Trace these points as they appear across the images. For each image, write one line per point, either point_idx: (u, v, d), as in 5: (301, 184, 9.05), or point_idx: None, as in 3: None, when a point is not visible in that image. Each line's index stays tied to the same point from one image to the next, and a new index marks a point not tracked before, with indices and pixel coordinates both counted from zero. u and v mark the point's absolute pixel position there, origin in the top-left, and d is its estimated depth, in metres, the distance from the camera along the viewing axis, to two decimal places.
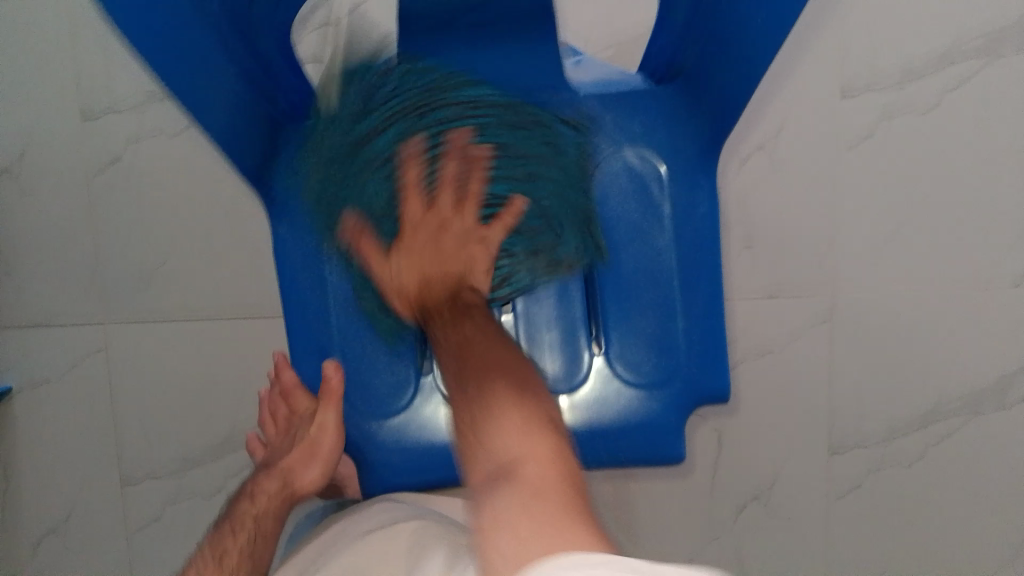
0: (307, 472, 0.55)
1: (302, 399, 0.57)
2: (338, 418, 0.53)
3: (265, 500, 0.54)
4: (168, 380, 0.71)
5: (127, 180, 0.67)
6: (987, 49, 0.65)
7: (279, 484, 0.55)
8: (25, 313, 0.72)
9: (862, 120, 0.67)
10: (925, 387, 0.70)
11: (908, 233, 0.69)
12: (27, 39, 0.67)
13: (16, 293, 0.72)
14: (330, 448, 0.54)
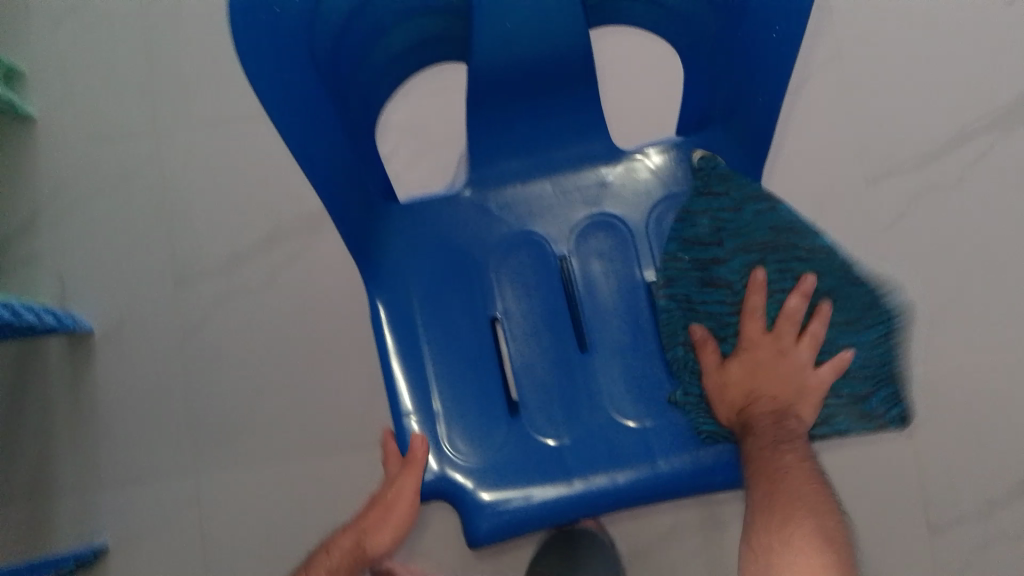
0: (379, 537, 0.46)
1: (391, 455, 0.48)
2: (415, 486, 0.46)
3: (339, 557, 0.47)
4: (258, 524, 0.69)
5: (213, 334, 0.72)
6: (994, 126, 0.72)
7: (352, 542, 0.47)
8: (102, 475, 0.70)
9: (895, 203, 0.72)
10: (1014, 451, 0.69)
11: (962, 301, 0.71)
12: (120, 221, 0.73)
13: (92, 467, 0.71)
14: (406, 516, 0.46)
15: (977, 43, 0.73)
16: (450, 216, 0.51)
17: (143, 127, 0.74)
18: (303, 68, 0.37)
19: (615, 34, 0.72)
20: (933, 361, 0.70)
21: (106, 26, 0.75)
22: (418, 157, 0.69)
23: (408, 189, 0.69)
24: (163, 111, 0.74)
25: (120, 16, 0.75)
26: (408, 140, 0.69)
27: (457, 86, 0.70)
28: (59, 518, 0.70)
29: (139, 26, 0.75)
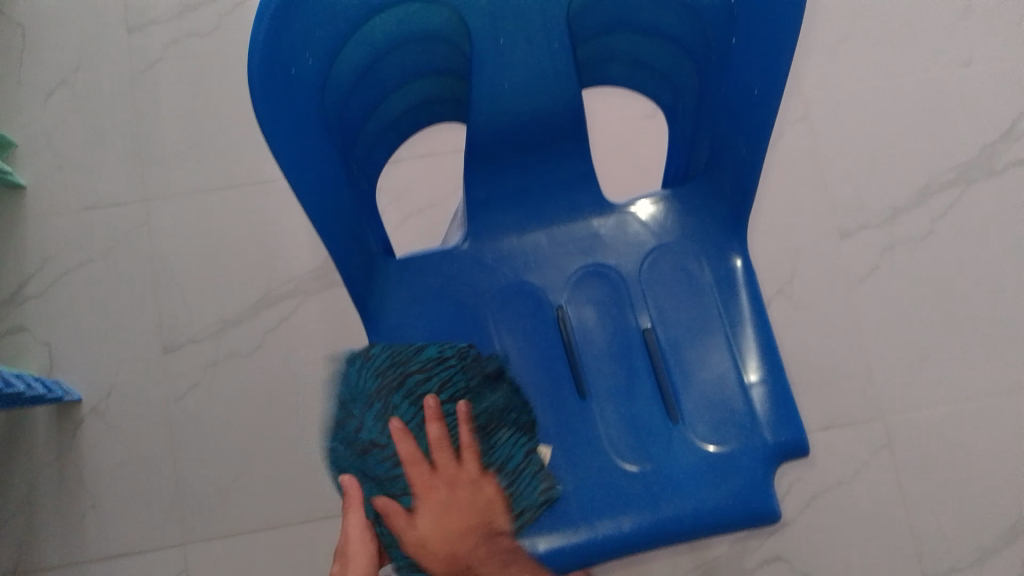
0: None
1: None
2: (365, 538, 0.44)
3: None
4: None
5: (202, 402, 0.72)
6: (959, 181, 0.76)
7: None
8: (87, 550, 0.69)
9: (868, 256, 0.75)
10: (1000, 497, 0.71)
11: (937, 350, 0.73)
12: (107, 289, 0.73)
13: (77, 540, 0.70)
14: None
15: (935, 105, 0.77)
16: (438, 275, 0.44)
17: (132, 196, 0.75)
18: (328, 150, 0.32)
19: (604, 93, 0.75)
20: (912, 409, 0.72)
21: (98, 100, 0.77)
22: (412, 212, 0.71)
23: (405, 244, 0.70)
24: (152, 182, 0.75)
25: (111, 91, 0.77)
26: (405, 199, 0.71)
27: (454, 148, 0.73)
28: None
29: (130, 100, 0.77)
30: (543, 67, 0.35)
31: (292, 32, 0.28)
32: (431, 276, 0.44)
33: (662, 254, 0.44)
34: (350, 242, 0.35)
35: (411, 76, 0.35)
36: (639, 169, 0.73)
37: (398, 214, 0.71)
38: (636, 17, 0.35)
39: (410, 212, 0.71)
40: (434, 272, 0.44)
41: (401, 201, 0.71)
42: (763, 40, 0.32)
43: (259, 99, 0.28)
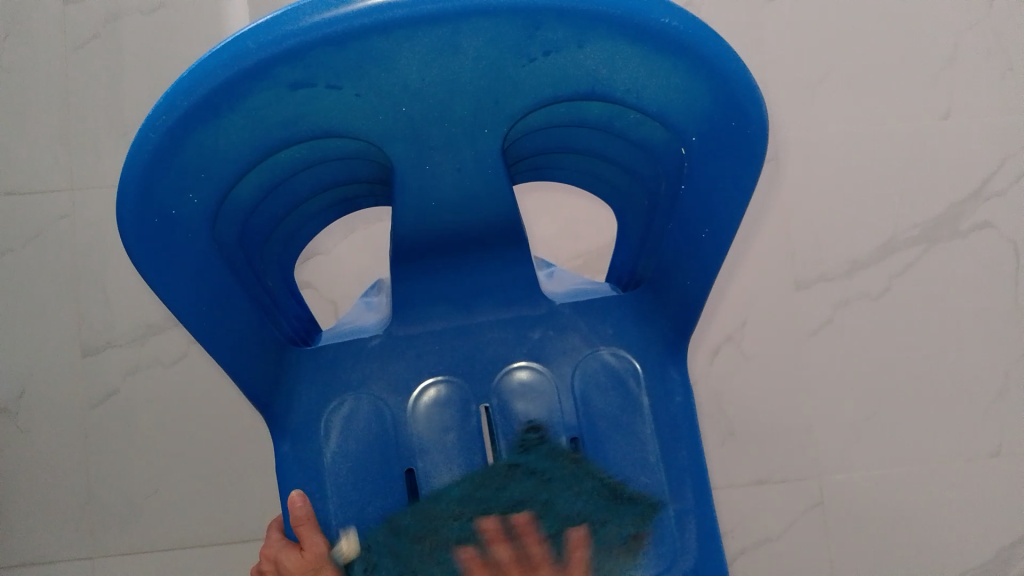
0: None
1: None
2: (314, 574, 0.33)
3: None
4: None
5: (117, 415, 0.68)
6: (924, 237, 0.73)
7: None
8: (5, 557, 0.69)
9: (821, 309, 0.71)
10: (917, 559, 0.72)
11: (884, 409, 0.72)
12: (26, 286, 0.69)
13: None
14: None
15: (915, 154, 0.73)
16: (353, 364, 0.37)
17: (58, 184, 0.70)
18: (220, 272, 0.28)
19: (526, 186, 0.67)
20: (845, 471, 0.71)
21: (27, 74, 0.71)
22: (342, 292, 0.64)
23: (340, 305, 0.64)
24: (80, 168, 0.70)
25: (42, 65, 0.71)
26: (344, 269, 0.64)
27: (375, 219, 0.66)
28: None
29: (61, 77, 0.71)
30: (469, 194, 0.31)
31: (176, 170, 0.23)
32: (340, 384, 0.37)
33: (598, 349, 0.38)
34: (255, 356, 0.32)
35: (327, 186, 0.31)
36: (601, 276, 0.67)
37: (327, 283, 0.64)
38: (581, 143, 0.31)
39: (326, 290, 0.64)
40: (344, 388, 0.37)
41: (308, 277, 0.64)
42: (711, 198, 0.28)
43: (133, 239, 0.24)
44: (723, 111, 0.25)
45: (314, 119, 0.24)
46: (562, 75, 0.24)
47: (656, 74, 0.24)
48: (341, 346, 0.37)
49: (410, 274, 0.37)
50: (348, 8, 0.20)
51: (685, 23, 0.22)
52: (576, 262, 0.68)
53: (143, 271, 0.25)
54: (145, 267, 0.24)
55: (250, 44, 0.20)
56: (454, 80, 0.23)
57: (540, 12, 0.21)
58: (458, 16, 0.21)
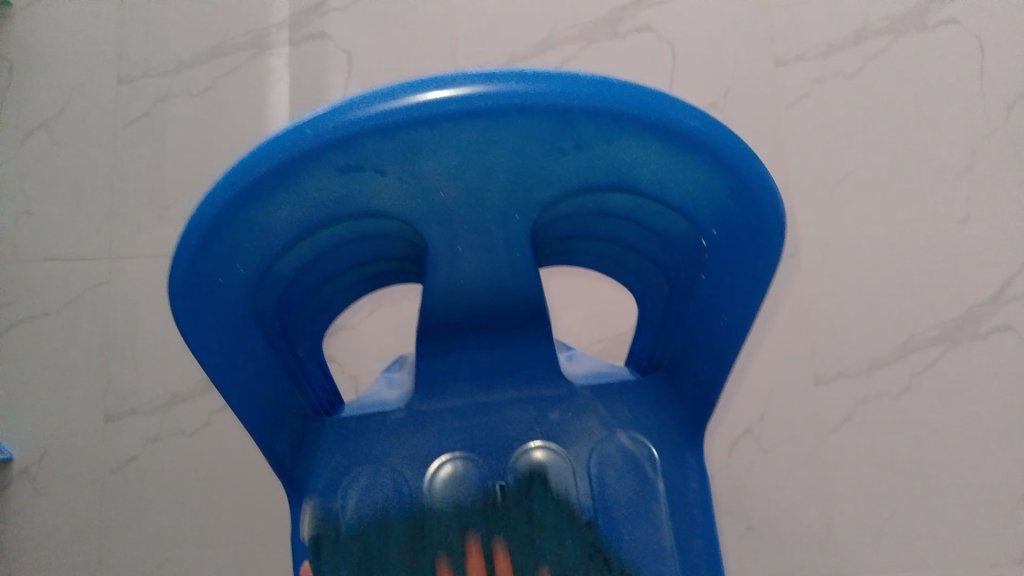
0: None
1: None
2: None
3: None
4: None
5: (134, 481, 0.69)
6: (943, 337, 0.73)
7: None
8: None
9: (841, 406, 0.71)
10: None
11: (905, 511, 0.70)
12: (58, 350, 0.71)
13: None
14: None
15: (934, 256, 0.74)
16: (374, 438, 0.37)
17: (96, 254, 0.72)
18: (256, 342, 0.29)
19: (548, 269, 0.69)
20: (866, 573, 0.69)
21: (79, 149, 0.75)
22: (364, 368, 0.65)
23: (362, 380, 0.65)
24: (120, 237, 0.72)
25: (92, 140, 0.75)
26: (368, 345, 0.66)
27: (397, 299, 0.67)
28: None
29: (110, 153, 0.74)
30: (496, 276, 0.32)
31: (228, 243, 0.25)
32: (360, 456, 0.37)
33: (616, 433, 0.38)
34: (282, 422, 0.33)
35: (361, 263, 0.32)
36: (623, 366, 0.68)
37: (349, 358, 0.65)
38: (608, 233, 0.33)
39: (349, 366, 0.65)
40: (362, 460, 0.37)
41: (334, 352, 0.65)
42: (729, 289, 0.30)
43: (183, 306, 0.25)
44: (743, 208, 0.26)
45: (358, 202, 0.26)
46: (592, 169, 0.26)
47: (680, 172, 0.26)
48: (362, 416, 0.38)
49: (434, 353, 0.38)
50: (398, 104, 0.22)
51: (707, 126, 0.24)
52: (594, 347, 0.69)
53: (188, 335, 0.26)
54: (189, 333, 0.26)
55: (307, 133, 0.22)
56: (491, 170, 0.25)
57: (572, 112, 0.23)
58: (497, 113, 0.23)
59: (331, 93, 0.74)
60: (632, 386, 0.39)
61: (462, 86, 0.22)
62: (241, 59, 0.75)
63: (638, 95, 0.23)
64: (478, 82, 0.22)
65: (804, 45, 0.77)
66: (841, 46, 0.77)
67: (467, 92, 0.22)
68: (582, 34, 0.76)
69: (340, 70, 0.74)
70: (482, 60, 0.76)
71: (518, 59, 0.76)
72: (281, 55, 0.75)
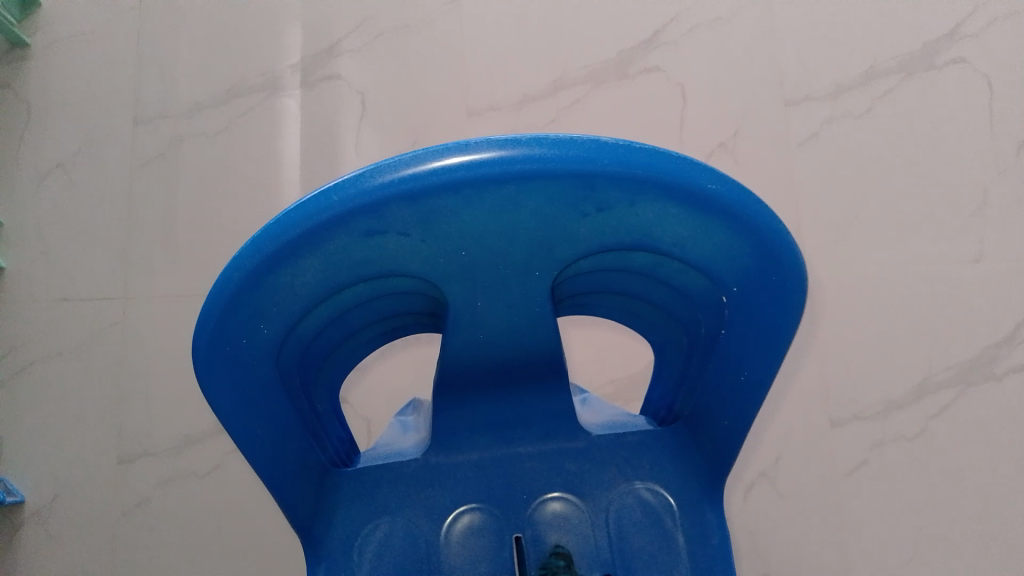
0: None
1: None
2: None
3: None
4: None
5: (145, 525, 0.69)
6: (957, 378, 0.72)
7: None
8: None
9: (856, 448, 0.71)
10: None
11: (925, 556, 0.69)
12: (71, 391, 0.71)
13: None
14: None
15: (945, 294, 0.74)
16: (388, 488, 0.37)
17: (110, 295, 0.73)
18: (277, 399, 0.29)
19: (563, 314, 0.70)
20: None
21: (94, 190, 0.75)
22: (376, 412, 0.65)
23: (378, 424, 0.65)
24: (134, 278, 0.73)
25: (108, 182, 0.75)
26: (381, 386, 0.66)
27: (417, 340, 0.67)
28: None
29: (126, 194, 0.75)
30: (514, 329, 0.32)
31: (253, 305, 0.25)
32: (376, 508, 0.37)
33: (634, 484, 0.38)
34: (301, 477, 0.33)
35: (380, 317, 0.32)
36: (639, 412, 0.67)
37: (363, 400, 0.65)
38: (627, 286, 0.33)
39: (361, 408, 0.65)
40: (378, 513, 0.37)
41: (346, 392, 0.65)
42: (752, 344, 0.30)
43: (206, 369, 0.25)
44: (765, 267, 0.26)
45: (381, 263, 0.26)
46: (613, 229, 0.26)
47: (702, 234, 0.26)
48: (376, 469, 0.38)
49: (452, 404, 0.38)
50: (424, 170, 0.22)
51: (731, 190, 0.24)
52: (607, 388, 0.68)
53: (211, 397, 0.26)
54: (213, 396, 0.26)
55: (333, 197, 0.23)
56: (514, 231, 0.25)
57: (597, 177, 0.23)
58: (521, 177, 0.23)
59: (344, 136, 0.75)
60: (650, 437, 0.39)
61: (489, 151, 0.22)
62: (255, 102, 0.76)
63: (661, 160, 0.23)
64: (504, 147, 0.22)
65: (815, 84, 0.77)
66: (851, 86, 0.77)
67: (493, 157, 0.22)
68: (593, 76, 0.77)
69: (353, 114, 0.76)
70: (492, 103, 0.76)
71: (529, 102, 0.76)
72: (295, 97, 0.76)
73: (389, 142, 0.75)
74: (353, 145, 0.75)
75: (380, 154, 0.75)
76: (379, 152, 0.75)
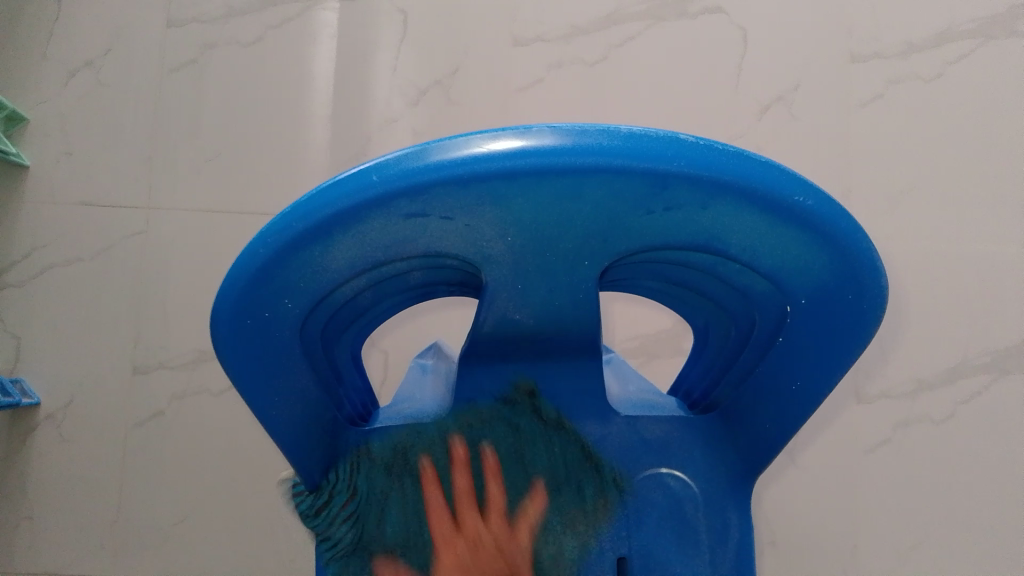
0: None
1: None
2: None
3: None
4: None
5: (158, 437, 0.69)
6: (994, 365, 0.69)
7: None
8: (27, 565, 0.69)
9: (880, 427, 0.69)
10: None
11: (935, 542, 0.68)
12: (89, 298, 0.70)
13: (11, 546, 0.69)
14: None
15: (994, 279, 0.70)
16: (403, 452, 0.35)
17: (133, 203, 0.71)
18: (297, 367, 0.28)
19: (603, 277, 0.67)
20: None
21: (121, 92, 0.73)
22: (395, 350, 0.64)
23: (398, 361, 0.64)
24: (160, 188, 0.71)
25: (136, 83, 0.73)
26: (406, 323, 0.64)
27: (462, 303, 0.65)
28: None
29: (153, 99, 0.72)
30: (553, 311, 0.30)
31: (279, 281, 0.23)
32: (390, 470, 0.35)
33: (660, 469, 0.36)
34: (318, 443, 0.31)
35: (411, 286, 0.30)
36: (664, 374, 0.66)
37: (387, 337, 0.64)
38: (679, 276, 0.30)
39: (381, 342, 0.64)
40: (390, 475, 0.35)
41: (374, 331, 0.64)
42: (811, 356, 0.28)
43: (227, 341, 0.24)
44: (841, 281, 0.24)
45: (421, 245, 0.24)
46: (679, 230, 0.24)
47: (776, 243, 0.23)
48: (391, 427, 0.36)
49: (479, 371, 0.36)
50: (479, 156, 0.20)
51: (816, 201, 0.21)
52: (632, 345, 0.66)
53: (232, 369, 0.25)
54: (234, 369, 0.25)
55: (372, 177, 0.20)
56: (569, 222, 0.23)
57: (669, 178, 0.21)
58: (587, 172, 0.20)
59: (380, 54, 0.72)
60: (683, 424, 0.37)
61: (553, 141, 0.20)
62: (292, 12, 0.72)
63: (744, 164, 0.21)
64: (568, 138, 0.20)
65: (883, 40, 0.72)
66: (923, 47, 0.71)
67: (555, 146, 0.20)
68: (650, 12, 0.72)
69: (393, 31, 0.72)
70: (540, 33, 0.72)
71: (577, 35, 0.72)
72: (333, 11, 0.72)
73: (428, 65, 0.72)
74: (391, 63, 0.72)
75: (417, 76, 0.71)
76: (417, 74, 0.71)
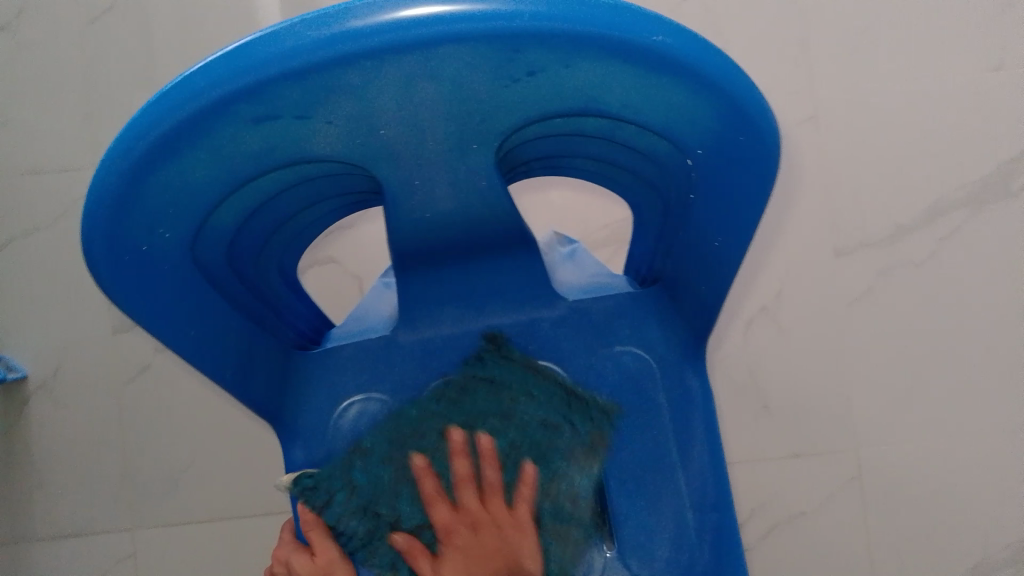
0: None
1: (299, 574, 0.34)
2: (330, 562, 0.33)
3: None
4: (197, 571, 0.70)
5: (149, 390, 0.69)
6: (971, 199, 0.68)
7: None
8: (52, 526, 0.71)
9: (861, 277, 0.67)
10: (955, 535, 0.69)
11: (928, 381, 0.68)
12: (55, 265, 0.70)
13: (32, 510, 0.71)
14: None
15: (963, 109, 0.68)
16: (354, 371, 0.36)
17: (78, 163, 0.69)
18: (197, 293, 0.28)
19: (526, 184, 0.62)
20: (885, 444, 0.68)
21: (44, 49, 0.70)
22: (361, 274, 0.63)
23: (364, 281, 0.63)
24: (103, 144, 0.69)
25: (58, 38, 0.70)
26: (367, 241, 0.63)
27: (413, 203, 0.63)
28: (13, 558, 0.72)
29: (78, 52, 0.69)
30: (464, 208, 0.29)
31: (146, 204, 0.23)
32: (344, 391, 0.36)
33: (613, 348, 0.36)
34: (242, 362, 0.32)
35: (311, 201, 0.31)
36: None
37: (346, 258, 0.63)
38: (585, 150, 0.30)
39: (347, 264, 0.63)
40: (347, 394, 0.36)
41: (334, 249, 0.63)
42: (724, 206, 0.26)
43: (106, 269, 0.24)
44: (730, 125, 0.23)
45: (286, 148, 0.24)
46: (551, 94, 0.23)
47: (653, 91, 0.22)
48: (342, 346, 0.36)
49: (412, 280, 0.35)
50: (302, 43, 0.19)
51: (680, 40, 0.20)
52: (603, 234, 0.62)
53: (121, 299, 0.25)
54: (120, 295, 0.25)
55: (201, 82, 0.20)
56: (430, 106, 0.22)
57: (513, 37, 0.19)
58: (426, 47, 0.19)
59: None
60: (630, 300, 0.36)
61: (378, 15, 0.19)
62: None
63: (592, 10, 0.19)
64: (394, 7, 0.19)
65: None
66: None
67: (383, 20, 0.19)
68: None
69: None
70: None
71: None
72: None
73: None
74: None
75: None
76: None
